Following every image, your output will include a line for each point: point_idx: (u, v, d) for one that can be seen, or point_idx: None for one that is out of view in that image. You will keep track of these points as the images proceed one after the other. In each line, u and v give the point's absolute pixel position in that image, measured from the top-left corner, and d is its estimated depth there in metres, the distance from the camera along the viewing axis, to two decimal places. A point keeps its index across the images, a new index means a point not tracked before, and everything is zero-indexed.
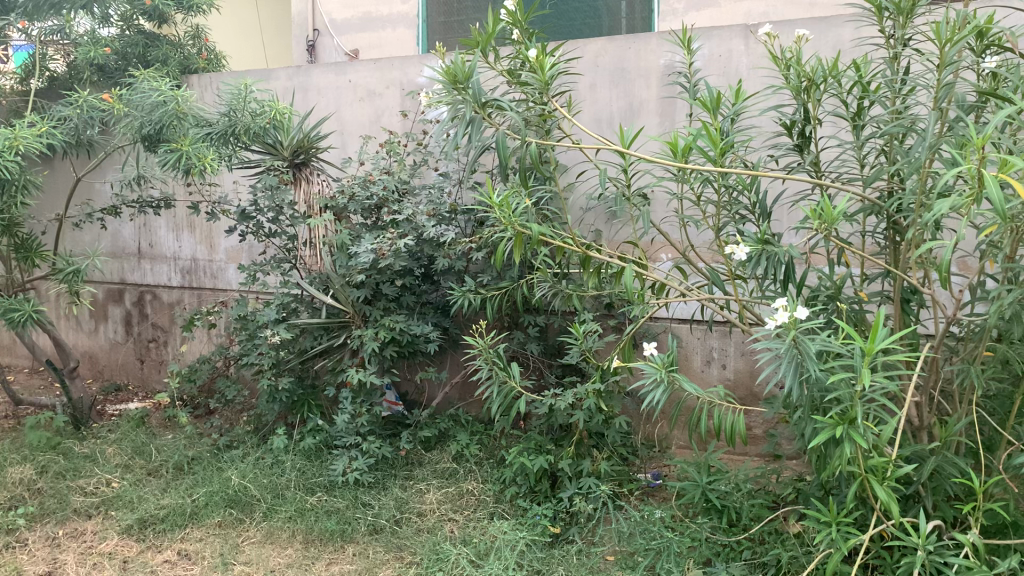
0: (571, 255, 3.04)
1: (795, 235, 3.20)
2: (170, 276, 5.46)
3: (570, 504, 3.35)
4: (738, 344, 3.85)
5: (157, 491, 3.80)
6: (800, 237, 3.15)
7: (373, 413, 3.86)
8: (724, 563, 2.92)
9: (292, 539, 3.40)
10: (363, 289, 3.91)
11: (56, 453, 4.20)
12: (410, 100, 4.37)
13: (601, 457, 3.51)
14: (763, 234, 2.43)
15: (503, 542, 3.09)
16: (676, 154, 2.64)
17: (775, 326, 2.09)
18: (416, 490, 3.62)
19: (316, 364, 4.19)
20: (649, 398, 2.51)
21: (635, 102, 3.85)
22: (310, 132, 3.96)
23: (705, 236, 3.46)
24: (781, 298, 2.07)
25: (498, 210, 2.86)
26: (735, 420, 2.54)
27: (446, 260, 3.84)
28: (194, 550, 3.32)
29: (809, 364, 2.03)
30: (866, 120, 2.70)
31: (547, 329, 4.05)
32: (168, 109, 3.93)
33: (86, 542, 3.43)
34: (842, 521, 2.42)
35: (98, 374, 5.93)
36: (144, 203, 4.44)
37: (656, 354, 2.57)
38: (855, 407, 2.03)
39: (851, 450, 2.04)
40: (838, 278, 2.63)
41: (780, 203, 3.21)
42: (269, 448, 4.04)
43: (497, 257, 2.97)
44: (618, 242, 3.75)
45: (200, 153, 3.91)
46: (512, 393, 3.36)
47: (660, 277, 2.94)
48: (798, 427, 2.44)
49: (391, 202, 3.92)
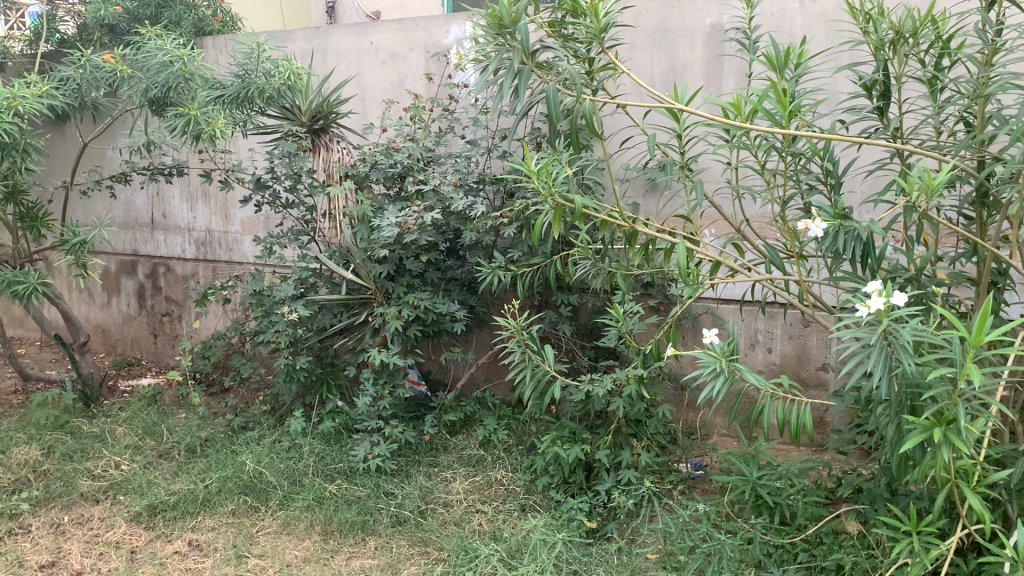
0: (615, 229, 2.78)
1: (872, 210, 2.94)
2: (184, 248, 5.24)
3: (608, 498, 3.12)
4: (786, 326, 3.59)
5: (169, 475, 3.59)
6: (877, 213, 2.89)
7: (395, 396, 3.63)
8: (778, 567, 2.69)
9: (309, 530, 3.19)
10: (385, 264, 3.66)
11: (63, 432, 4.01)
12: (435, 62, 4.11)
13: (640, 447, 3.26)
14: (840, 208, 2.18)
15: (537, 539, 2.87)
16: (738, 116, 2.36)
17: (864, 315, 1.82)
18: (441, 479, 3.40)
19: (335, 342, 3.94)
20: (707, 390, 2.27)
21: (679, 65, 3.56)
22: (328, 96, 3.76)
23: (760, 209, 3.20)
24: (872, 281, 1.82)
25: (537, 179, 2.59)
26: (799, 414, 2.29)
27: (474, 233, 3.59)
28: (206, 541, 3.12)
29: (903, 357, 1.80)
30: (947, 82, 2.42)
31: (580, 309, 3.81)
32: (173, 71, 3.66)
33: (92, 530, 3.24)
34: (923, 529, 2.17)
35: (110, 348, 5.76)
36: (155, 170, 4.20)
37: (714, 341, 2.32)
38: (954, 406, 1.80)
39: (947, 454, 1.79)
40: (917, 257, 2.36)
41: (854, 174, 2.95)
42: (286, 430, 3.83)
43: (536, 232, 2.71)
44: (662, 215, 3.50)
45: (209, 118, 3.67)
46: (546, 378, 3.09)
47: (714, 254, 2.68)
48: (875, 425, 2.18)
49: (416, 170, 3.66)
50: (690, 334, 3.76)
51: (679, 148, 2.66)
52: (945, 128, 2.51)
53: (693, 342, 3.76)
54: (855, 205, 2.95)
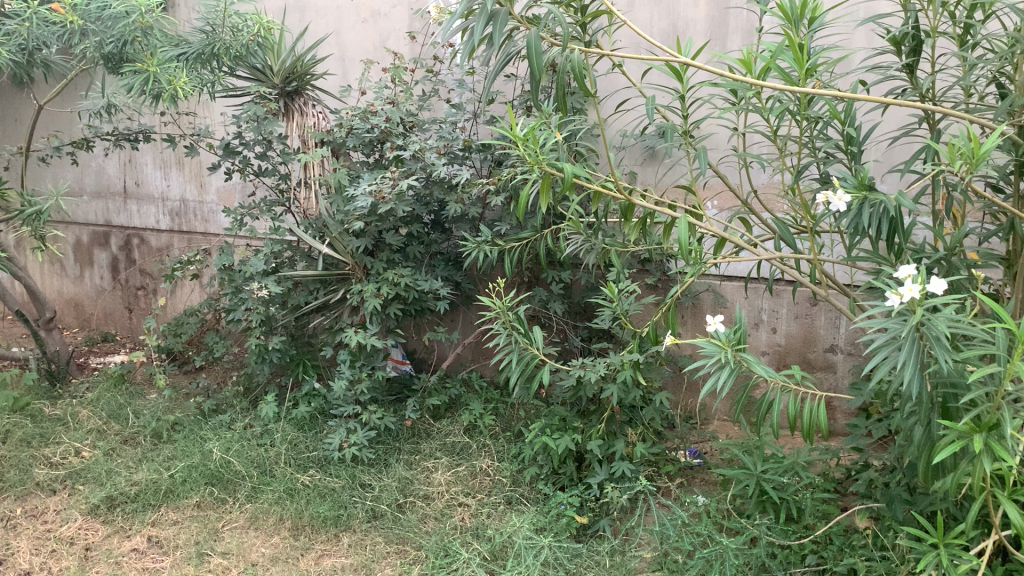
0: (610, 200, 2.51)
1: (894, 180, 2.71)
2: (158, 219, 4.97)
3: (599, 492, 2.89)
4: (791, 305, 3.35)
5: (131, 463, 3.36)
6: (900, 184, 2.67)
7: (374, 379, 3.39)
8: (784, 571, 2.44)
9: (279, 525, 2.96)
10: (363, 238, 3.41)
11: (22, 415, 3.76)
12: (420, 20, 3.82)
13: (636, 437, 3.03)
14: (865, 179, 1.93)
15: (522, 538, 2.64)
16: (749, 74, 2.09)
17: (895, 305, 1.56)
18: (422, 469, 3.18)
19: (312, 321, 3.69)
20: (710, 383, 2.03)
21: (680, 23, 3.28)
22: (303, 55, 3.52)
23: (769, 178, 2.97)
24: (905, 264, 1.55)
25: (522, 146, 2.31)
26: (811, 409, 2.06)
27: (458, 204, 3.34)
28: (167, 536, 2.89)
29: (938, 353, 1.55)
30: (982, 37, 2.16)
31: (573, 285, 3.60)
32: (129, 23, 3.34)
33: (46, 525, 3.01)
34: (950, 540, 1.95)
35: (84, 323, 5.52)
36: (120, 135, 3.92)
37: (719, 329, 2.07)
38: (996, 410, 1.57)
39: (989, 467, 1.56)
40: (945, 235, 2.12)
41: (875, 141, 2.73)
42: (257, 414, 3.59)
43: (521, 204, 2.44)
44: (661, 186, 3.26)
45: (171, 76, 3.36)
46: (534, 363, 2.82)
47: (718, 229, 2.41)
48: (898, 423, 1.95)
49: (395, 135, 3.39)
50: (690, 314, 3.54)
51: (682, 110, 2.36)
52: (975, 90, 2.26)
53: (693, 323, 3.54)
54: (878, 175, 2.72)
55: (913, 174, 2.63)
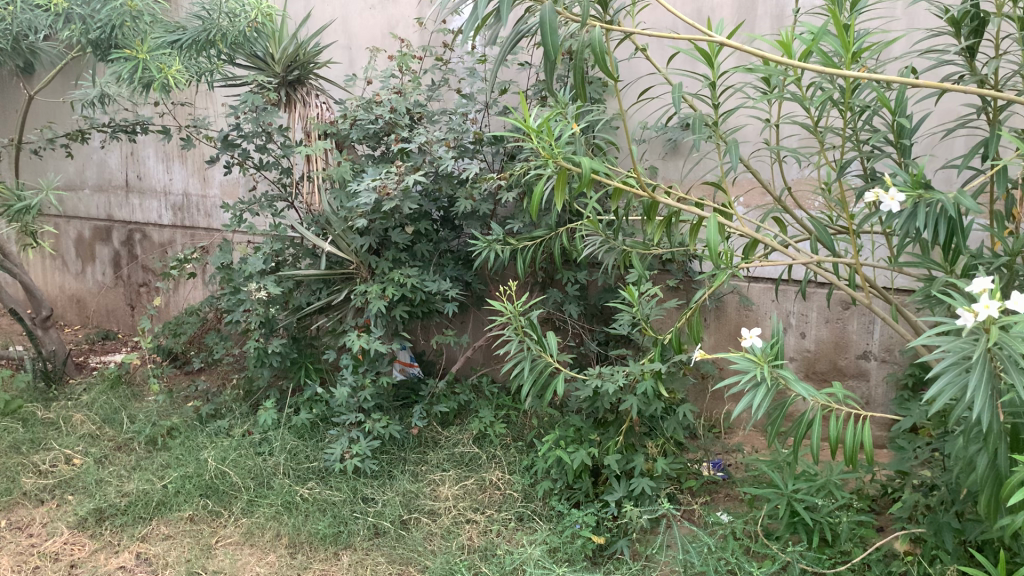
0: (631, 198, 2.30)
1: (951, 178, 2.48)
2: (160, 214, 4.79)
3: (617, 510, 2.69)
4: (821, 309, 3.13)
5: (124, 471, 3.19)
6: (958, 180, 2.44)
7: (379, 385, 3.19)
8: None
9: (275, 542, 2.77)
10: (367, 236, 3.21)
11: (13, 419, 3.60)
12: (430, 5, 3.62)
13: (656, 450, 2.83)
14: (920, 175, 1.71)
15: (534, 563, 2.44)
16: (787, 57, 1.87)
17: (968, 324, 1.35)
18: (427, 482, 2.99)
19: (315, 322, 3.50)
20: (744, 402, 1.81)
21: (706, 8, 3.06)
22: (305, 42, 3.32)
23: (803, 172, 2.77)
24: (979, 276, 1.33)
25: (536, 138, 2.10)
26: (855, 430, 1.86)
27: (467, 201, 3.15)
28: (156, 553, 2.71)
29: (1017, 379, 1.33)
30: None
31: (590, 286, 3.41)
32: (115, 7, 3.18)
33: (30, 539, 2.84)
34: None
35: (86, 320, 5.37)
36: (117, 126, 3.73)
37: (755, 343, 1.86)
38: None
39: None
40: (1004, 239, 1.90)
41: (927, 136, 2.51)
42: (257, 421, 3.43)
43: (534, 203, 2.22)
44: (686, 182, 3.05)
45: (162, 63, 3.20)
46: (548, 371, 2.60)
47: (751, 230, 2.19)
48: (956, 450, 1.73)
49: (401, 127, 3.19)
50: (715, 318, 3.35)
51: (712, 99, 2.15)
52: None
53: (717, 329, 3.35)
54: (934, 173, 2.49)
55: (968, 170, 2.41)
